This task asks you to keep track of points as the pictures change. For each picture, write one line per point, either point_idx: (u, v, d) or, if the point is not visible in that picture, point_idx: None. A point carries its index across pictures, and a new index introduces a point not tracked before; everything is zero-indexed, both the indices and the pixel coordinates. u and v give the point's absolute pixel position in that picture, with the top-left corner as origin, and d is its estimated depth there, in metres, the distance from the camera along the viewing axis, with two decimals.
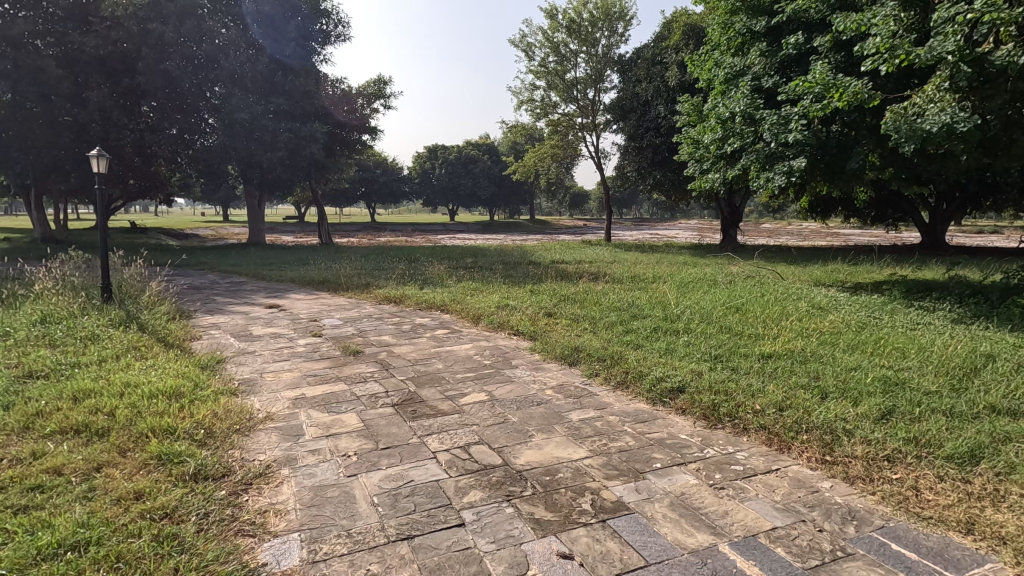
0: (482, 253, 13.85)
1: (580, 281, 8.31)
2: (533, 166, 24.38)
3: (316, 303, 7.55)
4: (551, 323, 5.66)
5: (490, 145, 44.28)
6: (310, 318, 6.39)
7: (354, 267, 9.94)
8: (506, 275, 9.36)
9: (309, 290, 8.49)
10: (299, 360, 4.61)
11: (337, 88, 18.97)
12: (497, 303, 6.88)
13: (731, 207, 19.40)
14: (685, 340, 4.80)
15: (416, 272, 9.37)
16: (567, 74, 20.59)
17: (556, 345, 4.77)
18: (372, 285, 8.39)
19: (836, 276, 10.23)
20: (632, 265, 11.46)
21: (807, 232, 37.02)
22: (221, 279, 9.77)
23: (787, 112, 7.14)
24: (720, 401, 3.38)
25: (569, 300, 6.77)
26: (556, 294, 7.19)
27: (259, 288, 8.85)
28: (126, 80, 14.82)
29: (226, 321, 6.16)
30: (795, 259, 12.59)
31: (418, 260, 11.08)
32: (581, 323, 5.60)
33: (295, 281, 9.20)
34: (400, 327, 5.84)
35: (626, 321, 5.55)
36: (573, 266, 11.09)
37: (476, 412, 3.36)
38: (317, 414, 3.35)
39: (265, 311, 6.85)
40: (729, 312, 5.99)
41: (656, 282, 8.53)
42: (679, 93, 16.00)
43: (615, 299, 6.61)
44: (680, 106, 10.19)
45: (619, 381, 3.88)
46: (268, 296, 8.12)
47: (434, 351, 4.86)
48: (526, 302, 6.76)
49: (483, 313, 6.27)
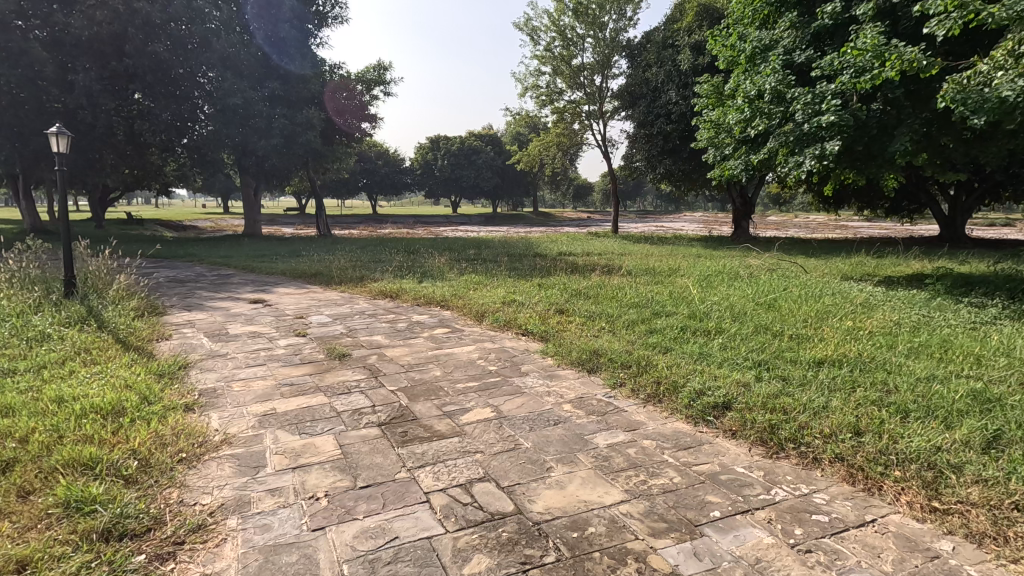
0: (485, 244, 13.25)
1: (591, 275, 7.68)
2: (538, 156, 23.72)
3: (306, 297, 6.94)
4: (564, 322, 5.05)
5: (493, 135, 43.52)
6: (296, 315, 5.79)
7: (349, 258, 9.32)
8: (512, 267, 8.74)
9: (299, 284, 7.89)
10: (276, 365, 4.01)
11: (336, 73, 18.26)
12: (503, 298, 6.27)
13: (744, 197, 18.71)
14: (719, 343, 4.18)
15: (415, 264, 8.76)
16: (573, 60, 19.85)
17: (571, 348, 4.16)
18: (367, 278, 7.79)
19: (864, 270, 9.57)
20: (645, 258, 10.82)
21: (816, 225, 36.29)
22: (207, 271, 9.18)
23: (821, 88, 6.47)
24: (778, 421, 2.76)
25: (582, 295, 6.16)
26: (567, 288, 6.58)
27: (246, 281, 8.26)
28: (113, 63, 14.18)
29: (202, 319, 5.56)
30: (815, 251, 11.94)
31: (418, 252, 10.46)
32: (598, 321, 4.99)
33: (285, 274, 8.60)
34: (396, 326, 5.22)
35: (648, 320, 4.95)
36: (582, 258, 10.46)
37: (480, 435, 2.74)
38: (286, 437, 2.73)
39: (249, 307, 6.26)
40: (762, 309, 5.38)
41: (673, 275, 7.90)
42: (693, 78, 15.28)
43: (634, 295, 6.00)
44: (699, 87, 9.50)
45: (650, 394, 3.28)
46: (255, 290, 7.53)
47: (432, 354, 4.24)
48: (535, 298, 6.16)
49: (487, 310, 5.66)
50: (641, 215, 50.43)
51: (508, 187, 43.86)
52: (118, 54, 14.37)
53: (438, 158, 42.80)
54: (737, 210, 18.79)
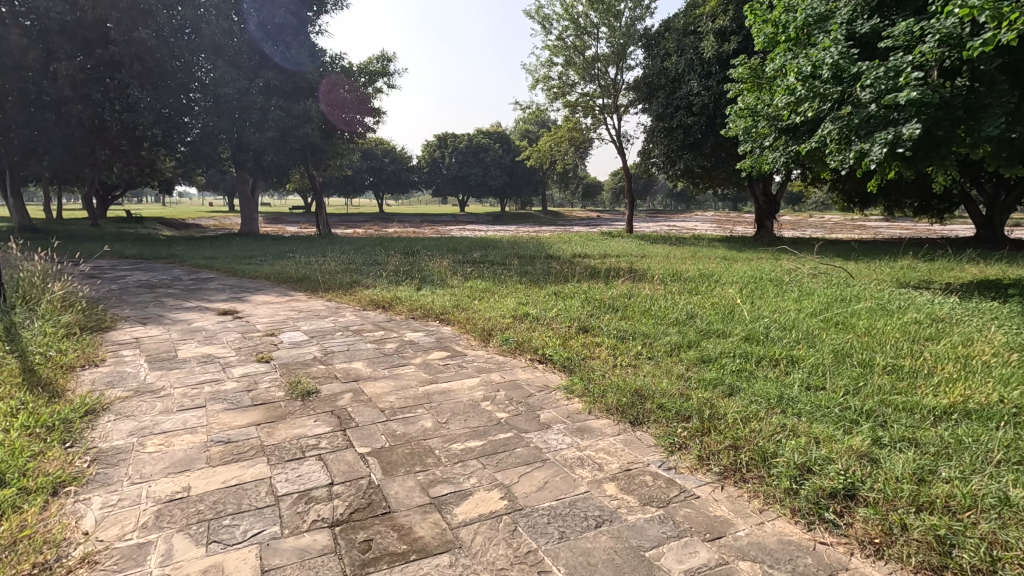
0: (493, 245, 12.32)
1: (614, 282, 6.70)
2: (548, 153, 22.71)
3: (285, 308, 6.02)
4: (592, 345, 4.06)
5: (502, 132, 42.49)
6: (267, 331, 4.86)
7: (342, 260, 8.41)
8: (522, 271, 7.78)
9: (282, 291, 6.97)
10: (217, 408, 3.04)
11: (337, 64, 17.36)
12: (514, 310, 5.29)
13: (767, 194, 17.64)
14: (799, 380, 3.19)
15: (413, 268, 7.82)
16: (586, 50, 18.83)
17: (607, 388, 3.17)
18: (358, 285, 6.84)
19: (916, 275, 8.51)
20: (669, 261, 9.87)
21: (835, 225, 35.01)
22: (183, 276, 8.28)
23: (896, 61, 5.45)
24: (952, 532, 1.76)
25: (609, 309, 5.19)
26: (590, 299, 5.59)
27: (224, 287, 7.35)
28: (98, 51, 13.43)
29: (153, 337, 4.63)
30: (854, 253, 10.88)
31: (418, 253, 9.52)
32: (634, 346, 4.01)
33: (269, 279, 7.68)
34: (384, 348, 4.26)
35: (697, 345, 3.97)
36: (598, 261, 9.49)
37: (482, 552, 1.77)
38: (182, 553, 1.77)
39: (214, 320, 5.33)
40: (832, 329, 4.36)
41: (706, 283, 6.90)
42: (716, 67, 14.25)
43: (672, 309, 5.02)
44: (734, 69, 8.49)
45: (727, 467, 2.30)
46: (230, 298, 6.61)
47: (424, 393, 3.26)
48: (553, 311, 5.18)
49: (496, 327, 4.68)
50: (651, 214, 49.23)
51: (517, 185, 42.75)
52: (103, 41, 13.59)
53: (446, 156, 41.87)
54: (760, 208, 17.72)
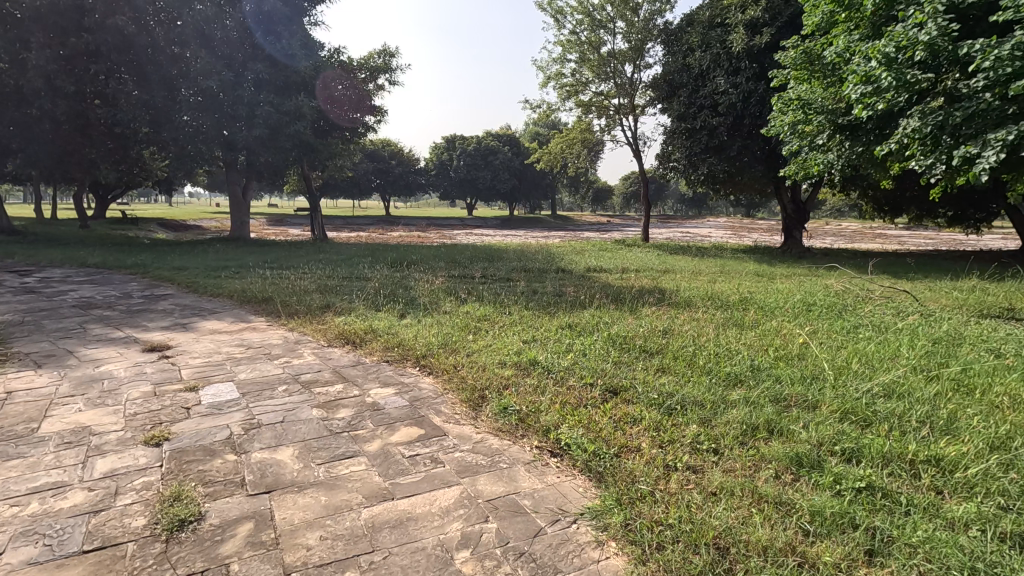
0: (497, 256, 11.09)
1: (642, 311, 5.48)
2: (559, 156, 21.48)
3: (234, 341, 4.85)
4: (626, 425, 2.84)
5: (511, 135, 41.33)
6: (188, 382, 3.66)
7: (319, 276, 7.25)
8: (528, 293, 6.56)
9: (240, 316, 5.79)
10: (15, 563, 1.83)
11: (337, 59, 16.32)
12: (517, 354, 4.04)
13: (796, 203, 16.35)
14: (982, 521, 1.95)
15: (400, 287, 6.63)
16: (601, 46, 17.62)
17: (665, 529, 1.94)
18: (329, 310, 5.64)
19: (994, 300, 7.21)
20: (699, 279, 8.65)
21: (853, 233, 33.58)
22: (136, 292, 7.13)
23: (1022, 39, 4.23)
24: None
25: (642, 356, 3.97)
26: (616, 339, 4.38)
27: (174, 309, 6.16)
28: (72, 39, 12.39)
29: (30, 393, 3.43)
30: (908, 270, 9.57)
31: (410, 267, 8.34)
32: (687, 429, 2.79)
33: (232, 299, 6.53)
34: (334, 421, 3.03)
35: (782, 432, 2.74)
36: (616, 279, 8.29)
37: None
38: None
39: (130, 361, 4.13)
40: (963, 401, 3.11)
41: (752, 313, 5.67)
42: (746, 63, 13.01)
43: (728, 361, 3.80)
44: (781, 54, 7.26)
45: None
46: (171, 325, 5.42)
47: (366, 527, 2.04)
48: (569, 356, 3.95)
49: (490, 383, 3.46)
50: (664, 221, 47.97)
51: (525, 189, 41.56)
52: (78, 29, 12.54)
53: (454, 158, 40.76)
54: (788, 217, 16.45)
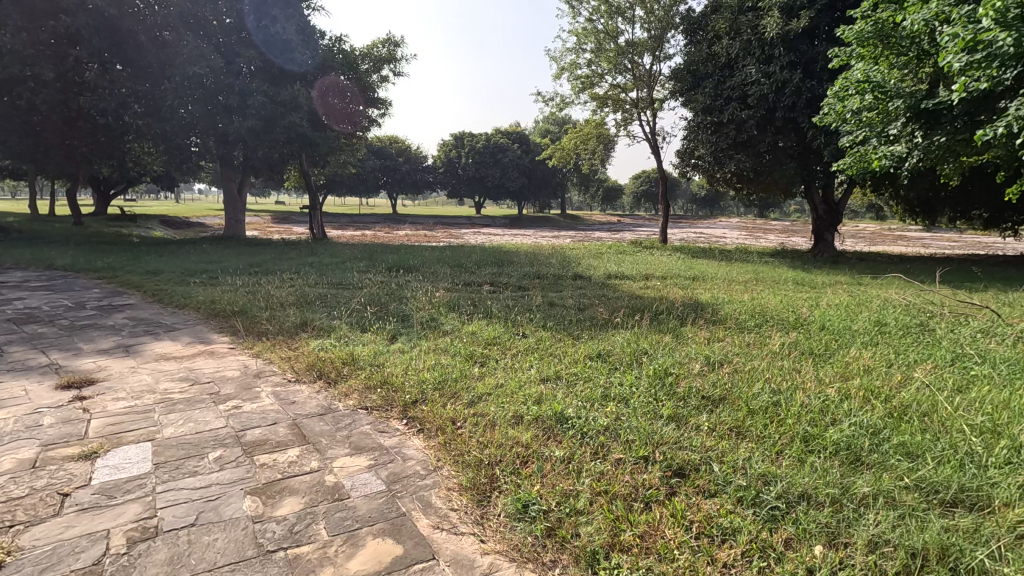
0: (507, 259, 10.08)
1: (687, 337, 4.47)
2: (572, 152, 20.41)
3: (180, 372, 3.85)
4: (715, 549, 1.85)
5: (521, 132, 40.20)
6: (86, 445, 2.66)
7: (303, 285, 6.27)
8: (543, 308, 5.56)
9: (199, 335, 4.80)
10: None
11: (338, 47, 15.46)
12: (536, 403, 3.03)
13: (828, 203, 15.24)
14: None
15: (394, 299, 5.64)
16: (619, 35, 16.53)
17: None
18: (306, 331, 4.65)
19: None
20: (735, 289, 7.62)
21: (877, 236, 32.18)
22: (91, 302, 6.16)
23: None
24: None
25: (707, 410, 2.97)
26: (667, 381, 3.36)
27: (124, 325, 5.16)
28: (50, 22, 11.50)
29: None
30: (971, 279, 8.47)
31: (409, 274, 7.33)
32: (814, 558, 1.80)
33: (197, 312, 5.57)
34: (268, 527, 2.02)
35: (970, 570, 1.73)
36: (640, 288, 7.28)
37: None
38: None
39: (29, 406, 3.15)
40: None
41: (821, 340, 4.65)
42: (780, 50, 11.96)
43: (826, 419, 2.80)
44: (844, 28, 6.16)
45: None
46: (112, 347, 4.44)
47: None
48: (608, 408, 2.93)
49: (502, 456, 2.47)
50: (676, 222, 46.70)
51: (535, 187, 40.49)
52: (56, 11, 11.64)
53: (462, 156, 39.72)
54: (819, 218, 15.33)
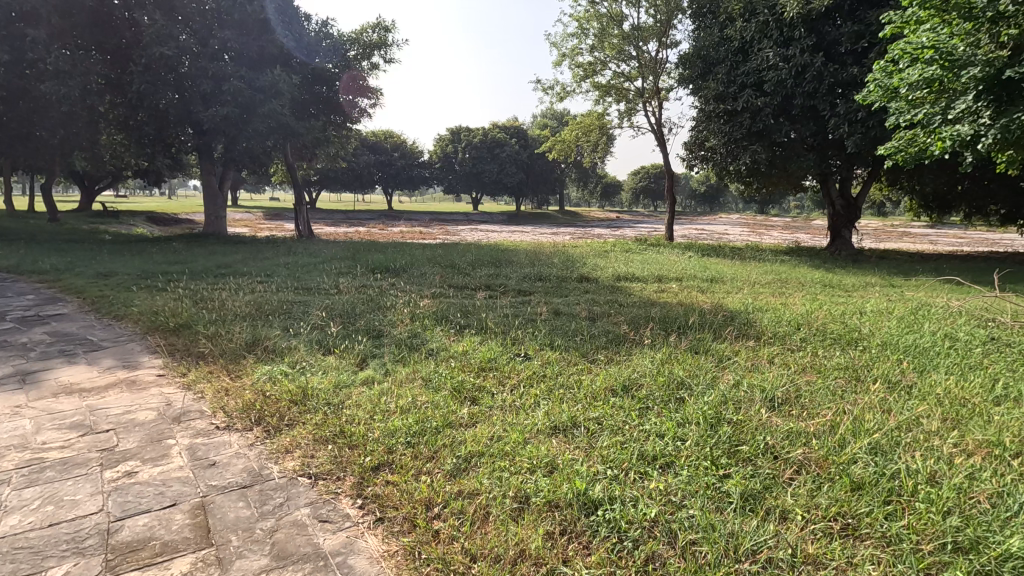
0: (504, 259, 9.14)
1: (730, 361, 3.56)
2: (573, 145, 19.46)
3: (75, 414, 2.93)
4: None
5: (518, 127, 39.15)
6: None
7: (265, 291, 5.35)
8: (546, 320, 4.65)
9: (124, 358, 3.86)
10: None
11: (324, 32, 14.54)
12: (549, 474, 2.13)
13: (845, 198, 14.36)
14: None
15: (370, 310, 4.72)
16: (623, 20, 15.57)
17: None
18: (255, 352, 3.73)
19: None
20: (763, 293, 6.72)
21: (883, 233, 31.32)
22: (15, 312, 5.22)
23: None
24: None
25: (793, 485, 2.08)
26: (725, 434, 2.46)
27: (38, 343, 4.22)
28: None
29: None
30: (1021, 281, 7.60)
31: (392, 277, 6.41)
32: None
33: (133, 325, 4.64)
34: None
35: None
36: (656, 293, 6.37)
37: None
38: None
39: None
40: None
41: (892, 362, 3.75)
42: (801, 31, 11.05)
43: (975, 506, 1.91)
44: None
45: None
46: (9, 374, 3.52)
47: None
48: (654, 484, 2.04)
49: None
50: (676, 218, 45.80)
51: (533, 183, 39.47)
52: None
53: (458, 151, 38.69)
54: (835, 215, 14.44)
